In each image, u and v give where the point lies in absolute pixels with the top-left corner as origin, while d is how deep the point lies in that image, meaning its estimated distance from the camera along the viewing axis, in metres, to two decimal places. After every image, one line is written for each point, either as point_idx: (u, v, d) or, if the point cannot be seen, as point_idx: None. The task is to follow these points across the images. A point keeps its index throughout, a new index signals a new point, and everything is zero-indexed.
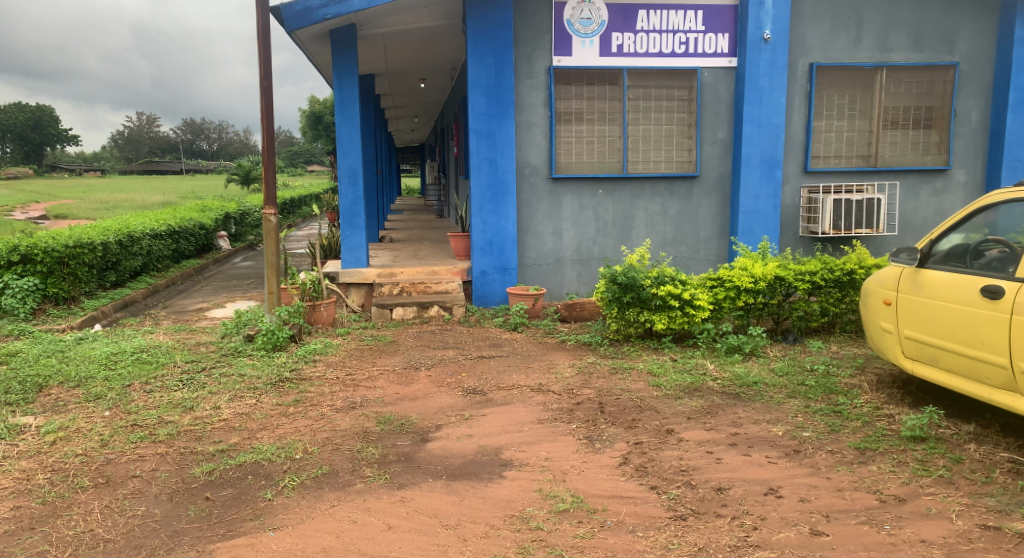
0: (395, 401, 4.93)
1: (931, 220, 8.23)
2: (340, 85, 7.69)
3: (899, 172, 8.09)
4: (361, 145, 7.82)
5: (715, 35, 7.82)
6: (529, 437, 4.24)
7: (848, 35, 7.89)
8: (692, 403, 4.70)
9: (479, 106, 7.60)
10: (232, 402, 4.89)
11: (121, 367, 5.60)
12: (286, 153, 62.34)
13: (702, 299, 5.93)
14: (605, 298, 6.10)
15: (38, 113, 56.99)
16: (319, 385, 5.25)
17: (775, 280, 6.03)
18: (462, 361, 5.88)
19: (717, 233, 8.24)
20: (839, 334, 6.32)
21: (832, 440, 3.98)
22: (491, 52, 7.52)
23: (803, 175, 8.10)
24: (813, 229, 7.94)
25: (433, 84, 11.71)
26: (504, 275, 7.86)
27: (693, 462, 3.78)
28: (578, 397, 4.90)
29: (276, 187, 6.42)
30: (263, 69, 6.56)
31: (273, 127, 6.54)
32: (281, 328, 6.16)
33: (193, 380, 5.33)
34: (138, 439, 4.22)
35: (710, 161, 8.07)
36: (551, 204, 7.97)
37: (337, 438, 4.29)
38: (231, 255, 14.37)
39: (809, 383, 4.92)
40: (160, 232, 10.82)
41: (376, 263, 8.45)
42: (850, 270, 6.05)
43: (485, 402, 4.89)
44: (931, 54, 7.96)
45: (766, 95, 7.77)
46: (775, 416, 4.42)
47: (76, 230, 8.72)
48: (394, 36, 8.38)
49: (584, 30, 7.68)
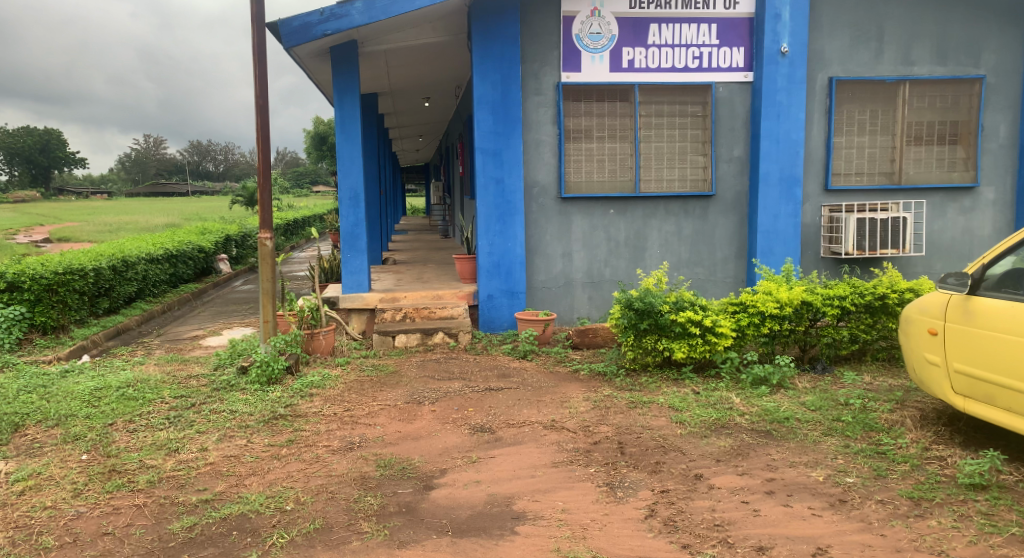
0: (397, 441, 4.56)
1: (959, 241, 7.85)
2: (342, 103, 7.40)
3: (924, 189, 7.73)
4: (362, 164, 7.51)
5: (730, 49, 7.52)
6: (543, 483, 3.86)
7: (868, 48, 7.58)
8: (720, 443, 4.31)
9: (486, 123, 7.29)
10: (221, 442, 4.53)
11: (105, 404, 5.24)
12: (293, 174, 62.32)
13: (724, 325, 5.57)
14: (620, 325, 5.75)
15: (46, 136, 57.26)
16: (315, 423, 4.88)
17: (802, 304, 5.68)
18: (469, 394, 5.49)
19: (735, 253, 7.87)
20: (870, 362, 5.90)
21: (881, 488, 3.57)
22: (497, 68, 7.23)
23: (823, 193, 7.76)
24: (835, 250, 7.56)
25: (437, 102, 11.46)
26: (512, 298, 7.50)
27: (728, 514, 3.39)
28: (595, 435, 4.51)
29: (273, 211, 6.10)
30: (260, 87, 6.27)
31: (269, 149, 6.24)
32: (277, 359, 5.82)
33: (181, 417, 4.96)
34: (114, 488, 3.85)
35: (726, 180, 7.73)
36: (560, 224, 7.63)
37: (333, 485, 3.91)
38: (231, 278, 14.05)
39: (846, 419, 4.52)
40: (157, 257, 10.52)
41: (379, 287, 8.11)
42: (882, 293, 5.67)
43: (494, 442, 4.50)
44: (955, 67, 7.64)
45: (784, 110, 7.45)
46: (812, 458, 4.02)
47: (67, 255, 8.41)
48: (397, 53, 8.12)
49: (594, 45, 7.40)
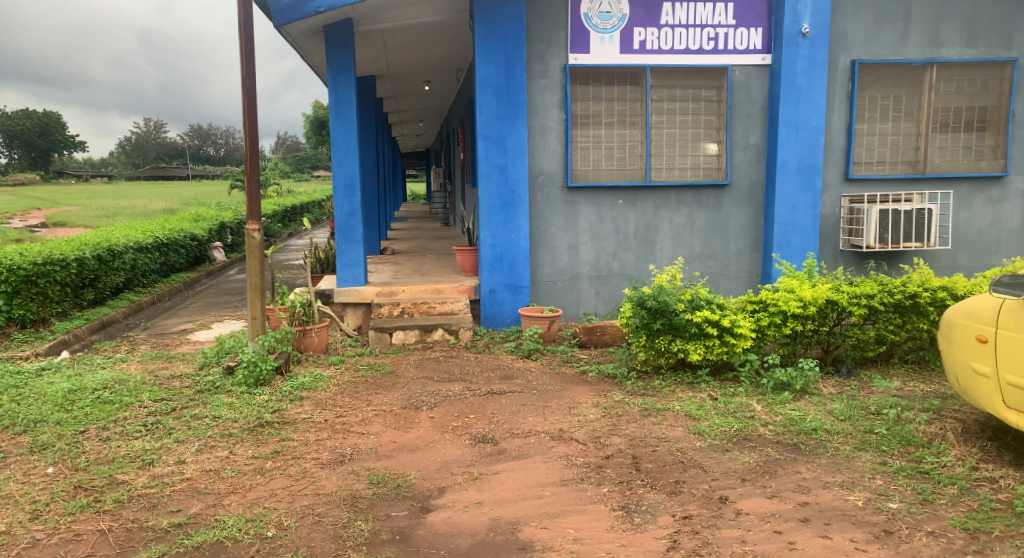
0: (391, 454, 4.19)
1: (986, 233, 7.45)
2: (336, 86, 6.97)
3: (951, 179, 7.31)
4: (358, 151, 7.10)
5: (748, 30, 7.08)
6: (552, 505, 3.51)
7: (894, 29, 7.14)
8: (744, 459, 3.94)
9: (488, 107, 6.86)
10: (201, 454, 4.17)
11: (79, 408, 4.87)
12: (294, 158, 61.73)
13: (744, 325, 5.19)
14: (632, 325, 5.39)
15: (45, 119, 56.53)
16: (304, 432, 4.51)
17: (827, 303, 5.30)
18: (470, 399, 5.12)
19: (750, 246, 7.47)
20: (899, 365, 5.52)
21: (929, 517, 3.21)
22: (500, 49, 6.79)
23: (843, 183, 7.35)
24: (856, 243, 7.16)
25: (437, 85, 11.02)
26: (515, 293, 7.11)
27: (760, 548, 3.04)
28: (607, 448, 4.15)
29: (261, 201, 5.70)
30: (246, 68, 5.85)
31: (257, 134, 5.83)
32: (265, 359, 5.45)
33: (160, 424, 4.60)
34: (78, 510, 3.50)
35: (742, 168, 7.32)
36: (566, 215, 7.23)
37: (320, 506, 3.55)
38: (225, 267, 13.66)
39: (880, 432, 4.16)
40: (147, 245, 10.14)
41: (376, 279, 7.73)
42: (913, 292, 5.28)
43: (498, 455, 4.13)
44: (986, 50, 7.20)
45: (804, 95, 7.02)
46: (846, 478, 3.65)
47: (49, 245, 8.04)
48: (395, 33, 7.68)
49: (603, 25, 6.96)
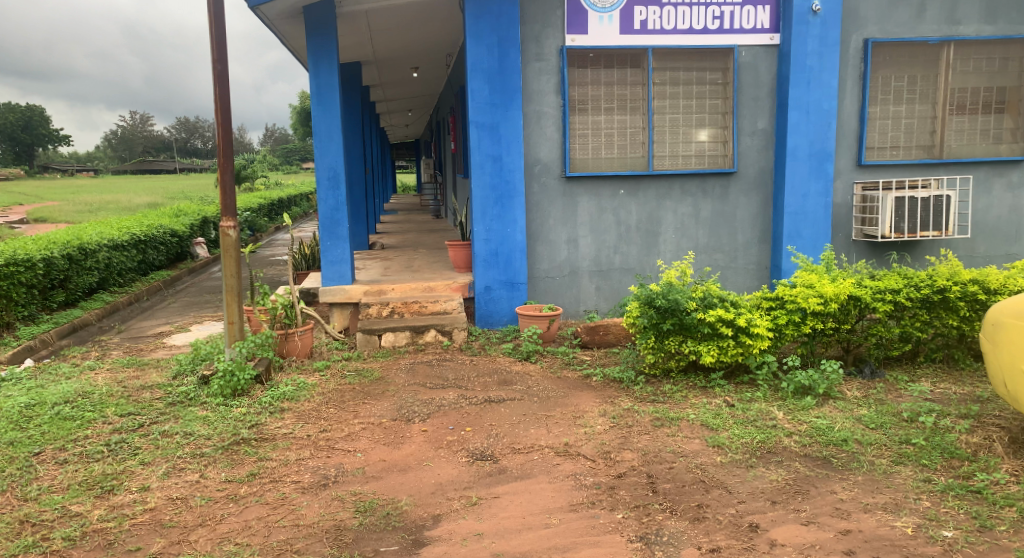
0: (380, 475, 3.78)
1: (1006, 220, 7.08)
2: (317, 72, 6.51)
3: (968, 164, 6.94)
4: (342, 140, 6.65)
5: (755, 8, 6.66)
6: (561, 536, 3.11)
7: (910, 5, 6.72)
8: (771, 477, 3.54)
9: (480, 93, 6.41)
10: (168, 478, 3.75)
11: (36, 426, 4.42)
12: (283, 150, 60.94)
13: (761, 325, 4.78)
14: (639, 325, 4.99)
15: (29, 112, 55.56)
16: (284, 450, 4.09)
17: (849, 300, 4.92)
18: (466, 408, 4.71)
19: (758, 237, 7.08)
20: (925, 364, 5.15)
21: (991, 547, 2.88)
22: (492, 29, 6.33)
23: (856, 169, 6.96)
24: (871, 233, 6.77)
25: (426, 71, 10.55)
26: (511, 290, 6.69)
27: None
28: (618, 465, 3.75)
29: (236, 196, 5.24)
30: (217, 50, 5.38)
31: (230, 124, 5.37)
32: (243, 367, 5.00)
33: (125, 444, 4.16)
34: (22, 551, 3.08)
35: (749, 155, 6.91)
36: (564, 207, 6.81)
37: (300, 540, 3.15)
38: (208, 264, 13.15)
39: (918, 443, 3.77)
40: (122, 243, 9.64)
41: (363, 277, 7.28)
42: (941, 286, 4.91)
43: (498, 476, 3.72)
44: (1005, 26, 6.81)
45: (815, 77, 6.61)
46: (889, 499, 3.27)
47: (14, 243, 7.57)
48: (380, 14, 7.20)
49: (602, 3, 6.52)
